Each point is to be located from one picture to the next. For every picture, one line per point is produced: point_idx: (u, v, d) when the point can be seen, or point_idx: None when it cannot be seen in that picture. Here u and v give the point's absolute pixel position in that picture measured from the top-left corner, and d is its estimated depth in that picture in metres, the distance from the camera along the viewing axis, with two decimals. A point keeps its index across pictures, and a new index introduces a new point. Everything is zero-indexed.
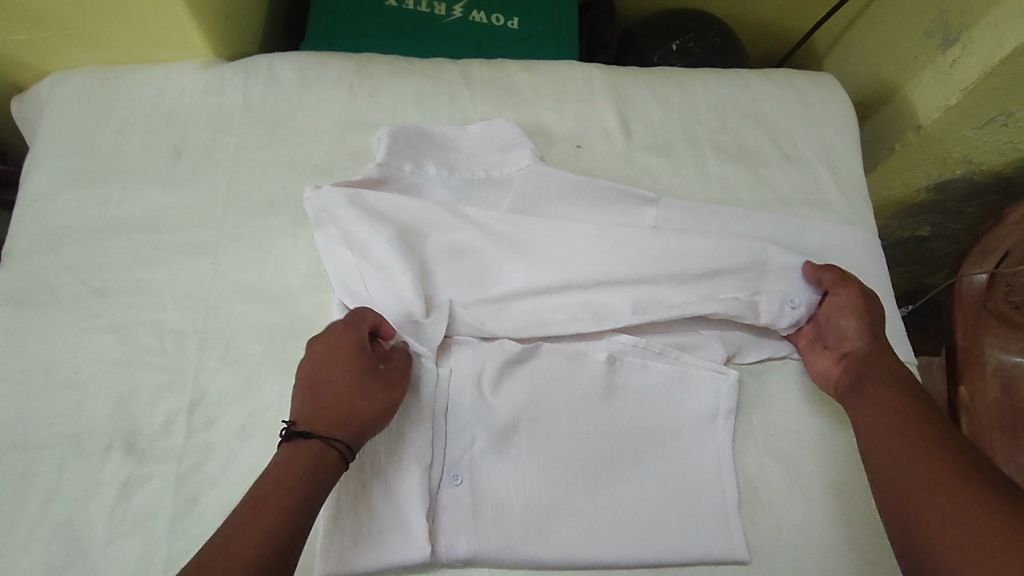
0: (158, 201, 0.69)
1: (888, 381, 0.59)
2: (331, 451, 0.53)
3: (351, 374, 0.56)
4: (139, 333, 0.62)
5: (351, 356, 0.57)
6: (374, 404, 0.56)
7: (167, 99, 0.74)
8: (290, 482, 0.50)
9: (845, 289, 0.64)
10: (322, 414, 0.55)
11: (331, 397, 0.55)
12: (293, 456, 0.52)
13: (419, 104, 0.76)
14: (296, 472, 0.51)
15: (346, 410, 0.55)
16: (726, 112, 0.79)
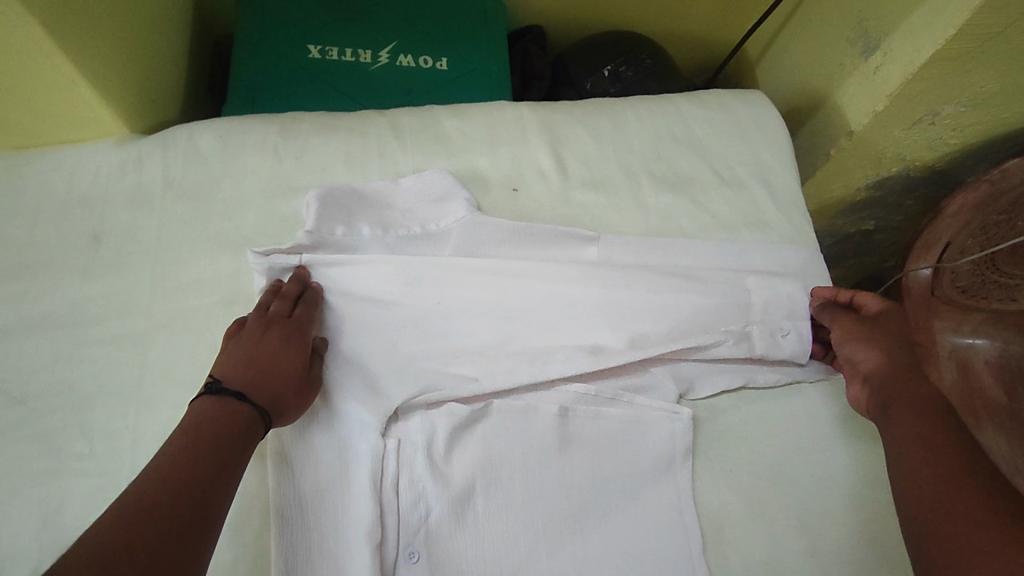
0: (80, 293, 0.66)
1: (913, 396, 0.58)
2: (255, 419, 0.54)
3: (292, 359, 0.59)
4: (69, 437, 0.60)
5: (297, 343, 0.60)
6: (299, 393, 0.58)
7: (80, 181, 0.71)
8: (219, 438, 0.51)
9: (842, 315, 0.67)
10: (254, 382, 0.56)
11: (267, 371, 0.58)
12: (218, 413, 0.53)
13: (347, 161, 0.74)
14: (224, 431, 0.52)
15: (276, 389, 0.57)
16: (659, 140, 0.79)
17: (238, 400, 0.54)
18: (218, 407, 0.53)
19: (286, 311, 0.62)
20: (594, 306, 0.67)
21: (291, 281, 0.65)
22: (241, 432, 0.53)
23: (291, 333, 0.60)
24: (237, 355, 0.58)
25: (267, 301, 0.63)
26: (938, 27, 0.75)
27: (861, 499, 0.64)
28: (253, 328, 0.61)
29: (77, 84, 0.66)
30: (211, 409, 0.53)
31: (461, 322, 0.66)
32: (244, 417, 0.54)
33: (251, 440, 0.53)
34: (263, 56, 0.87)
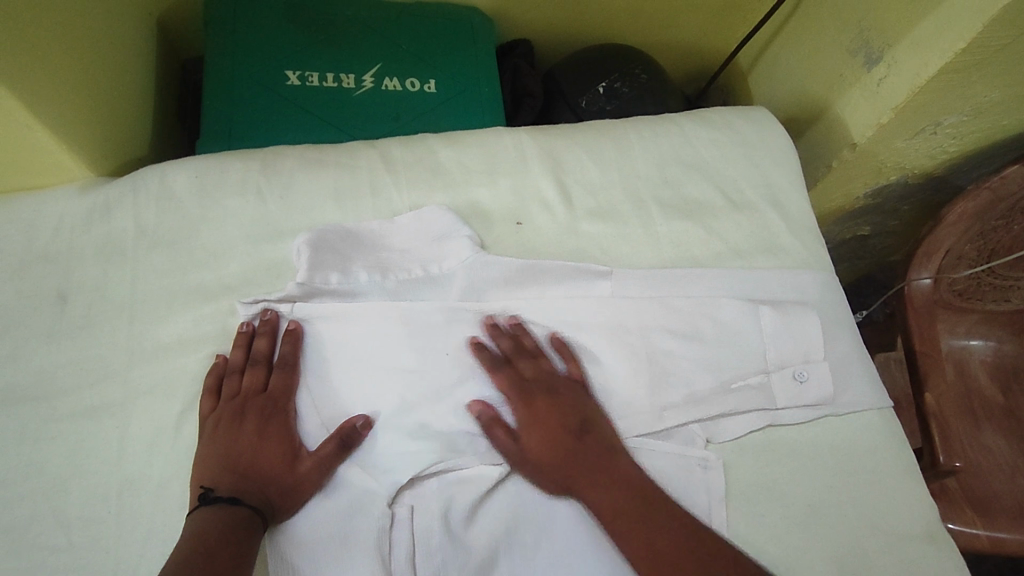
0: (48, 360, 0.60)
1: (612, 490, 0.56)
2: (254, 516, 0.53)
3: (277, 445, 0.57)
4: (45, 526, 0.54)
5: (276, 426, 0.58)
6: (293, 479, 0.56)
7: (40, 233, 0.64)
8: (223, 542, 0.50)
9: (539, 431, 0.59)
10: (243, 481, 0.55)
11: (255, 463, 0.56)
12: (218, 515, 0.52)
13: (338, 200, 0.68)
14: (228, 532, 0.51)
15: (267, 487, 0.55)
16: (666, 163, 0.75)
17: (233, 506, 0.52)
18: (217, 515, 0.52)
19: (259, 384, 0.59)
20: (618, 353, 0.64)
21: (261, 336, 0.61)
22: (247, 533, 0.51)
23: (267, 416, 0.58)
24: (219, 450, 0.56)
25: (238, 368, 0.60)
26: (947, 40, 0.73)
27: (897, 539, 0.62)
28: (227, 413, 0.58)
29: (32, 129, 0.59)
30: (212, 518, 0.51)
31: (473, 375, 0.62)
32: (245, 517, 0.52)
33: (252, 543, 0.51)
34: (237, 83, 0.80)
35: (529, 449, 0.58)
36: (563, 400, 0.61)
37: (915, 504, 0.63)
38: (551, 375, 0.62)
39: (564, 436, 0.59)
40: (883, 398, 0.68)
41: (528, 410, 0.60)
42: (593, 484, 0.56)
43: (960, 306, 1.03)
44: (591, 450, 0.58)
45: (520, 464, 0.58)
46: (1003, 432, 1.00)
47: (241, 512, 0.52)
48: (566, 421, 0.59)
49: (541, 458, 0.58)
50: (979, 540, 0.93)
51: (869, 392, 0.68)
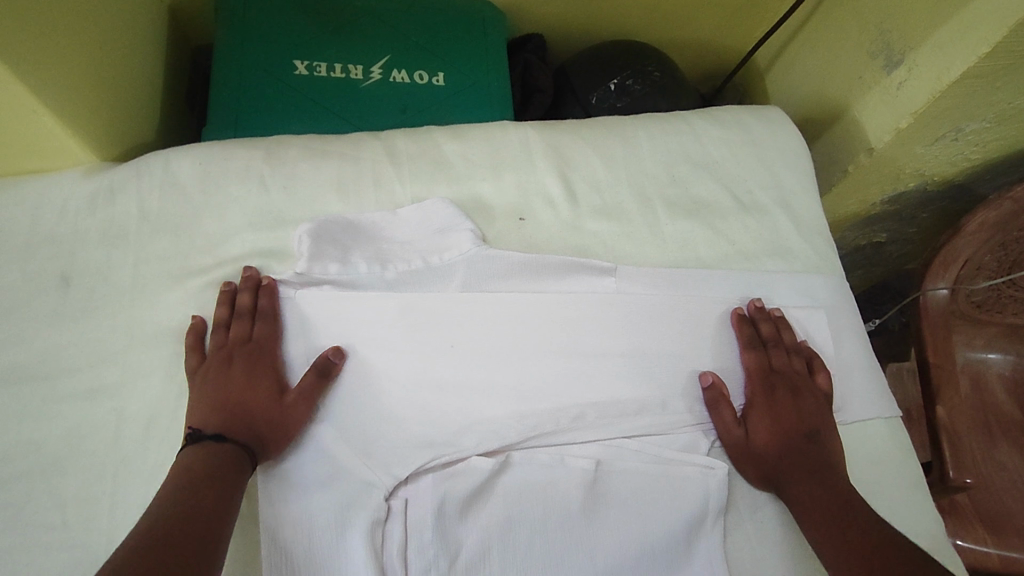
0: (48, 342, 0.60)
1: (816, 486, 0.57)
2: (242, 452, 0.54)
3: (263, 386, 0.58)
4: (39, 504, 0.55)
5: (262, 371, 0.59)
6: (281, 415, 0.57)
7: (44, 216, 0.65)
8: (214, 478, 0.50)
9: (783, 418, 0.62)
10: (231, 420, 0.55)
11: (242, 404, 0.57)
12: (205, 452, 0.52)
13: (341, 190, 0.68)
14: (215, 466, 0.51)
15: (256, 422, 0.56)
16: (674, 162, 0.74)
17: (221, 440, 0.53)
18: (206, 452, 0.52)
19: (244, 334, 0.59)
20: (619, 359, 0.63)
21: (243, 290, 0.61)
22: (234, 468, 0.52)
23: (253, 363, 0.59)
24: (208, 397, 0.56)
25: (223, 323, 0.60)
26: (970, 44, 0.71)
27: None
28: (214, 363, 0.58)
29: (38, 113, 0.60)
30: (202, 454, 0.52)
31: (472, 369, 0.62)
32: (232, 453, 0.53)
33: (240, 478, 0.52)
34: (246, 72, 0.80)
35: (764, 433, 0.61)
36: (804, 401, 0.63)
37: (920, 518, 0.62)
38: (798, 375, 0.64)
39: (782, 431, 0.61)
40: (890, 408, 0.66)
41: (774, 397, 0.63)
42: (819, 479, 0.58)
43: (978, 318, 1.00)
44: (822, 454, 0.60)
45: (787, 449, 0.60)
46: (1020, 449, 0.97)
47: (229, 447, 0.53)
48: (802, 419, 0.62)
49: (762, 445, 0.61)
50: (990, 558, 0.90)
51: (875, 401, 0.66)
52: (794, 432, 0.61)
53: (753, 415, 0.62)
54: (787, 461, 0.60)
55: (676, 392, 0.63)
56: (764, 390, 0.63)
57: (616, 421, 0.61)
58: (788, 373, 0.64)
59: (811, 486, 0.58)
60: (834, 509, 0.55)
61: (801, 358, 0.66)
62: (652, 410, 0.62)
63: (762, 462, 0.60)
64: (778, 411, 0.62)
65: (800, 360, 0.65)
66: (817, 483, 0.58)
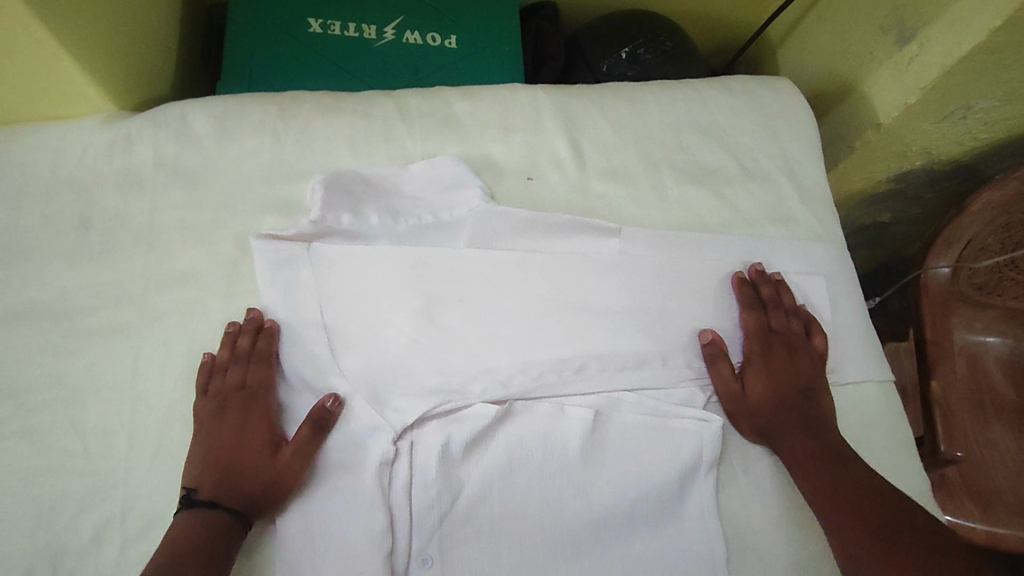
0: (66, 280, 0.62)
1: (807, 440, 0.61)
2: (233, 522, 0.54)
3: (258, 442, 0.58)
4: (60, 433, 0.57)
5: (257, 420, 0.59)
6: (275, 470, 0.56)
7: (63, 160, 0.66)
8: (199, 554, 0.51)
9: (787, 399, 0.63)
10: (223, 484, 0.55)
11: (237, 462, 0.57)
12: (196, 523, 0.53)
13: (353, 146, 0.70)
14: (204, 541, 0.52)
15: (250, 482, 0.56)
16: (682, 129, 0.75)
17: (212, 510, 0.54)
18: (194, 524, 0.53)
19: (238, 380, 0.59)
20: (621, 317, 0.65)
21: (244, 333, 0.61)
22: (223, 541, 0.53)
23: (247, 411, 0.59)
24: (204, 452, 0.57)
25: (217, 365, 0.60)
26: (982, 19, 0.71)
27: None
28: (207, 411, 0.58)
29: (58, 57, 0.61)
30: (191, 526, 0.53)
31: (479, 319, 0.64)
32: (223, 524, 0.53)
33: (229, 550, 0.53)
34: (261, 29, 0.81)
35: (766, 407, 0.63)
36: (800, 361, 0.65)
37: (905, 478, 0.64)
38: (795, 336, 0.66)
39: (777, 388, 0.64)
40: (884, 373, 0.68)
41: (775, 371, 0.64)
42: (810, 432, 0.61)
43: (978, 300, 0.99)
44: (813, 409, 0.63)
45: (782, 403, 0.63)
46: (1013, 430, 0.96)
47: (219, 517, 0.53)
48: (797, 377, 0.64)
49: (766, 419, 0.63)
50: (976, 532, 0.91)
51: (869, 365, 0.68)
52: (790, 389, 0.63)
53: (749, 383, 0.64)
54: (789, 434, 0.61)
55: (674, 351, 0.65)
56: (763, 351, 0.65)
57: (617, 375, 0.63)
58: (786, 337, 0.66)
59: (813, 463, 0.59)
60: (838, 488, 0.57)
61: (800, 321, 0.67)
62: (652, 365, 0.64)
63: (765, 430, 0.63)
64: (781, 394, 0.63)
65: (798, 324, 0.67)
66: (823, 465, 0.59)
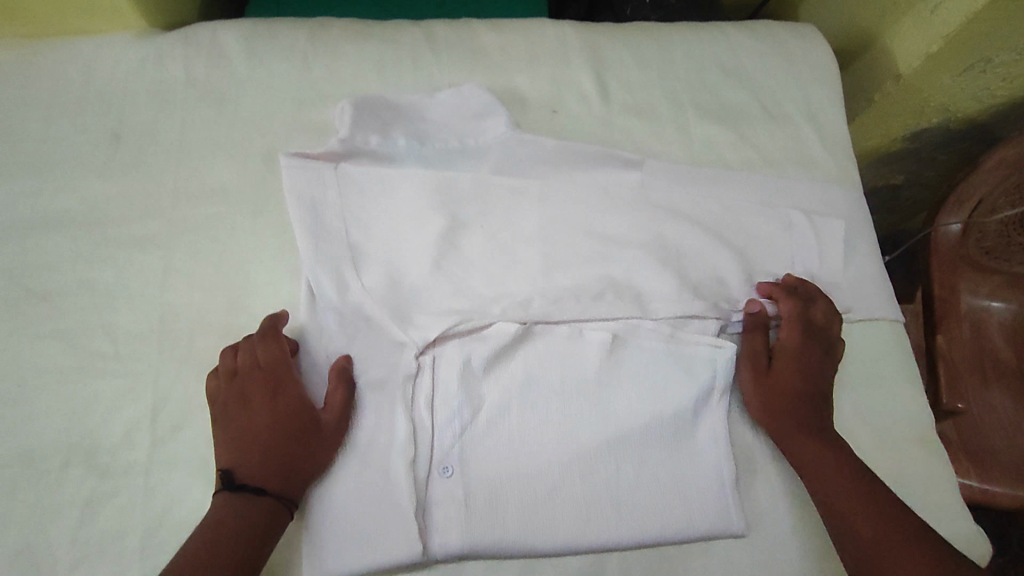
0: (98, 191, 0.63)
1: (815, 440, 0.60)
2: (276, 507, 0.53)
3: (289, 421, 0.56)
4: (93, 335, 0.59)
5: (282, 395, 0.57)
6: (316, 447, 0.56)
7: (95, 76, 0.67)
8: (245, 541, 0.50)
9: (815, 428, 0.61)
10: (265, 467, 0.54)
11: (271, 443, 0.55)
12: (238, 509, 0.52)
13: (380, 72, 0.70)
14: (249, 529, 0.51)
15: (291, 458, 0.55)
16: (706, 68, 0.76)
17: (258, 497, 0.52)
18: (240, 511, 0.52)
19: (253, 360, 0.57)
20: (641, 247, 0.66)
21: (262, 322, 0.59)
22: (266, 527, 0.52)
23: (269, 388, 0.57)
24: (237, 437, 0.55)
25: (234, 348, 0.58)
26: None
27: (894, 438, 0.64)
28: (229, 398, 0.56)
29: None
30: (236, 513, 0.51)
31: (501, 243, 0.65)
32: (266, 511, 0.52)
33: (275, 531, 0.52)
34: None
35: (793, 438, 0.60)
36: (817, 343, 0.64)
37: (916, 413, 0.65)
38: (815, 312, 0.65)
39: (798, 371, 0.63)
40: (896, 313, 0.69)
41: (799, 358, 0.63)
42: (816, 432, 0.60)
43: (985, 263, 0.98)
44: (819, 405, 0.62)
45: (794, 394, 0.62)
46: (1012, 394, 0.96)
47: (264, 503, 0.52)
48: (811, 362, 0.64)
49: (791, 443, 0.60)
50: (971, 489, 0.91)
51: (883, 304, 0.69)
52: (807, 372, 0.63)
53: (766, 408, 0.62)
54: (820, 465, 0.59)
55: (695, 282, 0.66)
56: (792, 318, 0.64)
57: (637, 302, 0.64)
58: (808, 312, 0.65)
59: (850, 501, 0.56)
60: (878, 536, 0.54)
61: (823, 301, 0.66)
62: (671, 294, 0.64)
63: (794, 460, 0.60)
64: (807, 422, 0.61)
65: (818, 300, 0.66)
66: (864, 506, 0.56)
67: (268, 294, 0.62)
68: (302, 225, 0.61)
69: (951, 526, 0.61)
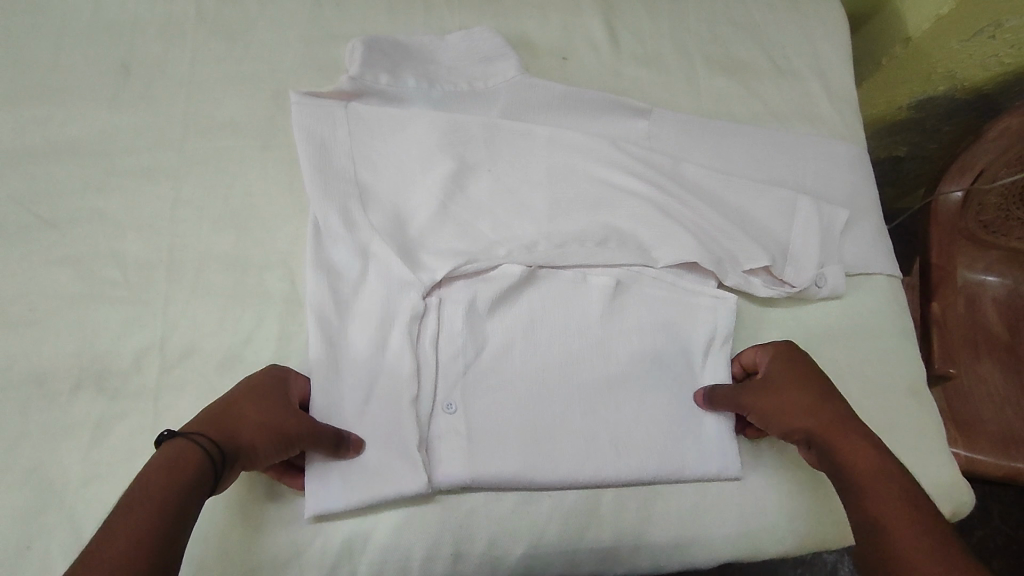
0: (107, 121, 0.63)
1: (849, 448, 0.51)
2: (201, 457, 0.45)
3: (261, 408, 0.50)
4: (103, 262, 0.59)
5: (272, 391, 0.52)
6: (265, 435, 0.49)
7: (106, 9, 0.68)
8: (159, 484, 0.43)
9: (868, 447, 0.51)
10: (210, 424, 0.48)
11: (230, 413, 0.49)
12: (157, 463, 0.44)
13: (392, 14, 0.71)
14: (160, 489, 0.43)
15: (238, 429, 0.48)
16: (716, 21, 0.76)
17: (189, 438, 0.46)
18: (166, 452, 0.45)
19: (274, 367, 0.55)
20: (647, 195, 0.66)
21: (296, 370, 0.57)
22: (185, 487, 0.43)
23: (268, 383, 0.53)
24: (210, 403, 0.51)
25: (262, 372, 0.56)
26: None
27: (890, 389, 0.65)
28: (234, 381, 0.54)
29: None
30: (163, 455, 0.45)
31: (509, 188, 0.66)
32: (189, 463, 0.44)
33: (192, 482, 0.44)
34: None
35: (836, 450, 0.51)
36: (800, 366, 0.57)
37: (910, 364, 0.67)
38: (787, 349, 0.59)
39: (791, 391, 0.56)
40: (894, 269, 0.70)
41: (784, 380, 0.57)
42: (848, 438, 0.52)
43: (981, 237, 0.98)
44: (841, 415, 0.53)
45: (805, 404, 0.54)
46: (1002, 368, 0.96)
47: (192, 446, 0.45)
48: (803, 378, 0.56)
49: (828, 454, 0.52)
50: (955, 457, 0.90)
51: (884, 259, 0.70)
52: (796, 389, 0.56)
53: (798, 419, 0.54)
54: (866, 481, 0.49)
55: (708, 231, 0.65)
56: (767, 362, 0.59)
57: (642, 250, 0.64)
58: (777, 354, 0.59)
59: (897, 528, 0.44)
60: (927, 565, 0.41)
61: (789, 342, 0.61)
62: (677, 243, 0.63)
63: (841, 484, 0.50)
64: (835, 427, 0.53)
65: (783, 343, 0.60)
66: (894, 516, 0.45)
67: (277, 227, 0.62)
68: (310, 160, 0.61)
69: (941, 474, 0.63)
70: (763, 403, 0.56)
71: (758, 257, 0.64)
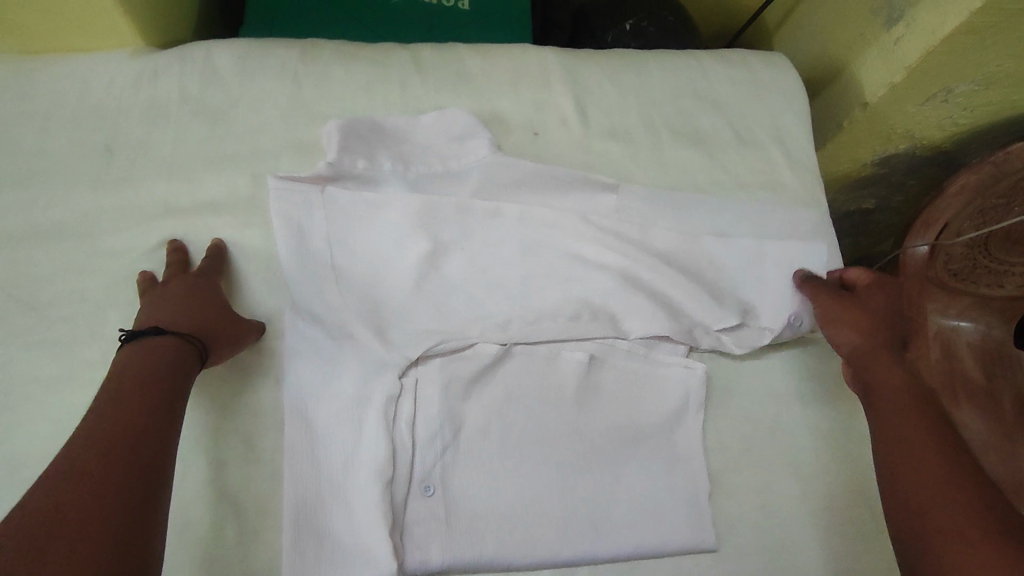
0: (90, 204, 0.65)
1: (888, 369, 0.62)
2: (188, 351, 0.55)
3: (209, 304, 0.59)
4: (82, 345, 0.60)
5: (205, 289, 0.61)
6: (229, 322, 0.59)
7: (91, 93, 0.70)
8: (151, 374, 0.52)
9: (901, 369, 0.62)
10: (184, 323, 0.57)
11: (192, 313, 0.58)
12: (148, 356, 0.53)
13: (369, 93, 0.73)
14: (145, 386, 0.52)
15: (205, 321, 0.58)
16: (680, 95, 0.79)
17: (178, 340, 0.55)
18: (156, 347, 0.54)
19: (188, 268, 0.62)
20: (619, 271, 0.68)
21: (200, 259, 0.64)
22: (174, 371, 0.53)
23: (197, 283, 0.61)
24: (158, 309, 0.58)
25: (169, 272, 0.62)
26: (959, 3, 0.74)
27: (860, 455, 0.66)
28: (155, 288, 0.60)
29: None
30: (151, 350, 0.54)
31: (486, 265, 0.68)
32: (175, 356, 0.54)
33: (180, 371, 0.54)
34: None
35: (876, 360, 0.63)
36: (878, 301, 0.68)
37: None
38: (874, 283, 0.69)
39: (868, 314, 0.66)
40: None
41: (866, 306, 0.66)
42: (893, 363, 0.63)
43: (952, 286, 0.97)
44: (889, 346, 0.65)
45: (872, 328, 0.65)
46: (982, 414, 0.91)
47: (182, 343, 0.55)
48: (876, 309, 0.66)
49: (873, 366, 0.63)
50: None
51: None
52: (871, 315, 0.66)
53: (851, 335, 0.65)
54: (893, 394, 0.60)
55: (673, 302, 0.68)
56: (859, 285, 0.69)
57: (613, 322, 0.66)
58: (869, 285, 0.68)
59: (919, 431, 0.56)
60: (932, 460, 0.54)
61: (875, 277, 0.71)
62: (647, 318, 0.66)
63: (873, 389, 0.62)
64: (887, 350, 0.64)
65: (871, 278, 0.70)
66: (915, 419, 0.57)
67: (256, 306, 0.63)
68: (287, 247, 0.63)
69: None
70: (840, 311, 0.66)
71: (725, 316, 0.67)
